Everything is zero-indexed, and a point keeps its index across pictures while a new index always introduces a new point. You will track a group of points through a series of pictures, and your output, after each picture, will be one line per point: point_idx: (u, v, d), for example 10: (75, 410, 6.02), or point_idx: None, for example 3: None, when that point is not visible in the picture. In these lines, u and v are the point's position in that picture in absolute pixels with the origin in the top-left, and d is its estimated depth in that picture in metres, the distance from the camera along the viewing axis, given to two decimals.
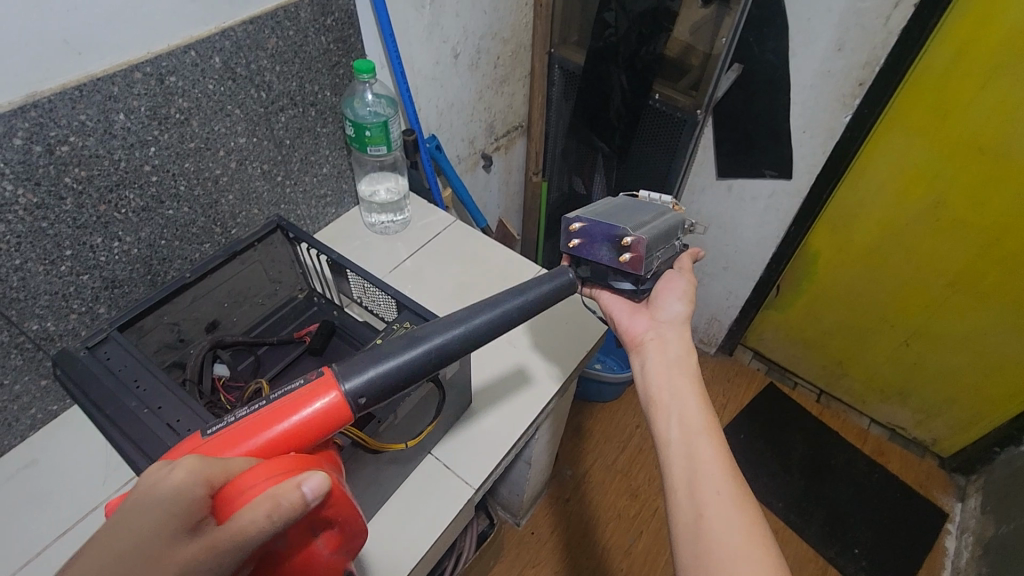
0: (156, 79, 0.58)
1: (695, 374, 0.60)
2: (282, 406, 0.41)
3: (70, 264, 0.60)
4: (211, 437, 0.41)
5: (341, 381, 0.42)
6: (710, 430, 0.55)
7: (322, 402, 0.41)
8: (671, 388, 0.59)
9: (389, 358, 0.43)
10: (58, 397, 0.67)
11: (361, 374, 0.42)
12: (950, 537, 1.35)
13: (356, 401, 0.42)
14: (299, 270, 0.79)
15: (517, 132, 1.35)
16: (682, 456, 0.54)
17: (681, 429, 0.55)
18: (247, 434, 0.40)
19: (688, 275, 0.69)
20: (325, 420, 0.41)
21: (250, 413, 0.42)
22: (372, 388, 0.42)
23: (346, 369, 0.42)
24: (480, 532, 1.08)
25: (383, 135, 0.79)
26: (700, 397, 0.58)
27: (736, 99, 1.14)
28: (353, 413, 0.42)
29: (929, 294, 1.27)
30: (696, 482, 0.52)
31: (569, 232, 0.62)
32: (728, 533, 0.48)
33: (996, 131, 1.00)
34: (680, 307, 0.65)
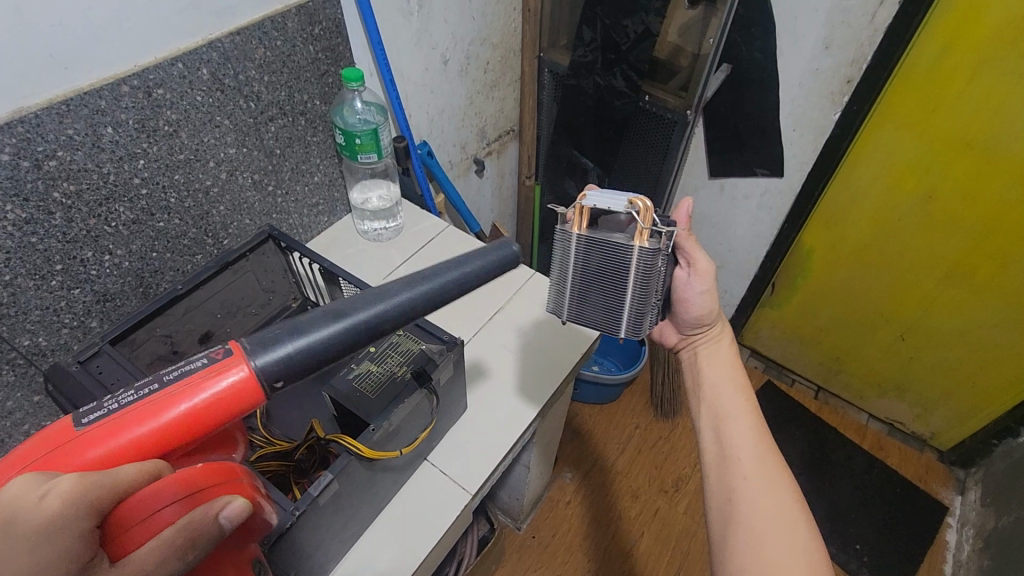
0: (144, 92, 0.58)
1: (739, 368, 0.63)
2: (179, 392, 0.37)
3: (60, 279, 0.60)
4: (89, 429, 0.37)
5: (251, 358, 0.37)
6: (750, 416, 0.57)
7: (225, 384, 0.37)
8: (712, 375, 0.62)
9: (308, 330, 0.37)
10: (52, 412, 0.66)
11: (275, 351, 0.37)
12: (951, 530, 1.35)
13: (269, 382, 0.37)
14: (292, 279, 0.79)
15: (509, 137, 1.36)
16: (715, 439, 0.56)
17: (716, 411, 0.58)
18: (139, 423, 0.37)
19: (708, 271, 0.61)
20: (231, 403, 0.37)
21: (140, 399, 0.37)
22: (287, 370, 0.37)
23: (257, 344, 0.37)
24: (481, 537, 1.07)
25: (373, 142, 0.79)
26: (740, 387, 0.60)
27: (727, 98, 1.14)
28: (261, 395, 0.38)
29: (924, 290, 1.28)
30: (726, 463, 0.54)
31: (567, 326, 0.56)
32: (756, 515, 0.50)
33: (982, 126, 1.01)
34: (703, 298, 0.63)
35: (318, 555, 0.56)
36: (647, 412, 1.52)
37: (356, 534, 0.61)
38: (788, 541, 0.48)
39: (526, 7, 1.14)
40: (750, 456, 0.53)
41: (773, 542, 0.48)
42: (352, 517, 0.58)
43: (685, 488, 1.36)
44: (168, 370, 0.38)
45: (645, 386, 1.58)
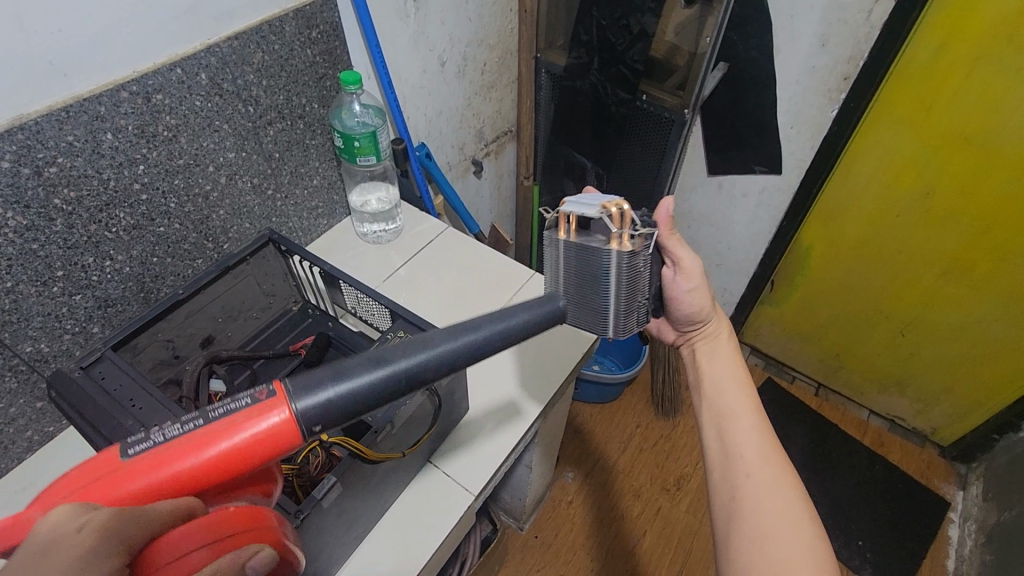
0: (143, 98, 0.59)
1: (742, 366, 0.63)
2: (221, 430, 0.36)
3: (62, 285, 0.60)
4: (134, 460, 0.36)
5: (293, 401, 0.36)
6: (754, 414, 0.57)
7: (267, 424, 0.36)
8: (714, 374, 0.62)
9: (348, 376, 0.36)
10: (54, 418, 0.67)
11: (315, 395, 0.36)
12: (953, 525, 1.35)
13: (309, 426, 0.36)
14: (292, 283, 0.79)
15: (506, 137, 1.36)
16: (718, 437, 0.56)
17: (719, 410, 0.58)
18: (181, 459, 0.36)
19: (695, 268, 0.62)
20: (271, 445, 0.36)
21: (184, 433, 0.37)
22: (326, 414, 0.36)
23: (299, 387, 0.36)
24: (483, 538, 1.08)
25: (372, 145, 0.79)
26: (744, 385, 0.60)
27: (724, 96, 1.14)
28: (305, 438, 0.37)
29: (924, 285, 1.28)
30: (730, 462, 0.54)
31: None
32: (760, 513, 0.50)
33: (979, 121, 1.02)
34: (695, 295, 0.64)
35: (322, 558, 0.56)
36: (647, 411, 1.52)
37: (360, 537, 0.62)
38: (793, 537, 0.48)
39: (522, 8, 1.14)
40: (753, 454, 0.53)
41: (778, 540, 0.48)
42: (355, 520, 0.59)
43: (686, 486, 1.36)
44: (213, 405, 0.38)
45: (646, 385, 1.58)
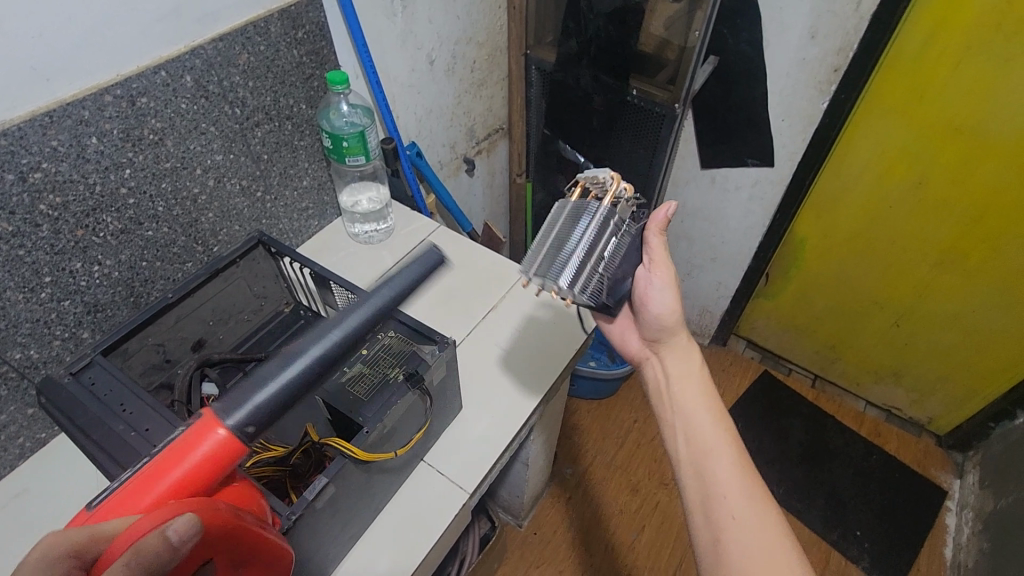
0: (128, 101, 0.58)
1: (710, 390, 0.63)
2: (165, 460, 0.40)
3: (50, 291, 0.60)
4: (95, 511, 0.40)
5: (224, 418, 0.39)
6: (726, 445, 0.57)
7: (208, 444, 0.40)
8: (684, 404, 0.62)
9: (269, 381, 0.40)
10: (46, 424, 0.66)
11: (242, 406, 0.40)
12: (950, 514, 1.36)
13: (244, 431, 0.40)
14: (284, 284, 0.78)
15: (498, 135, 1.36)
16: (695, 472, 0.57)
17: (694, 446, 0.58)
18: (137, 496, 0.39)
19: (665, 266, 0.63)
20: (216, 459, 0.40)
21: (135, 474, 0.41)
22: (258, 416, 0.40)
23: (227, 404, 0.40)
24: (482, 535, 1.08)
25: (361, 145, 0.79)
26: (715, 414, 0.60)
27: (715, 90, 1.14)
28: (242, 444, 0.40)
29: (917, 275, 1.28)
30: (710, 498, 0.55)
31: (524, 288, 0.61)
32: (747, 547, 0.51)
33: (969, 111, 1.02)
34: (667, 305, 0.65)
35: (317, 558, 0.57)
36: (645, 406, 1.52)
37: (355, 536, 0.62)
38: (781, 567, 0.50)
39: (511, 5, 1.14)
40: (732, 488, 0.55)
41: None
42: (349, 520, 0.59)
43: None
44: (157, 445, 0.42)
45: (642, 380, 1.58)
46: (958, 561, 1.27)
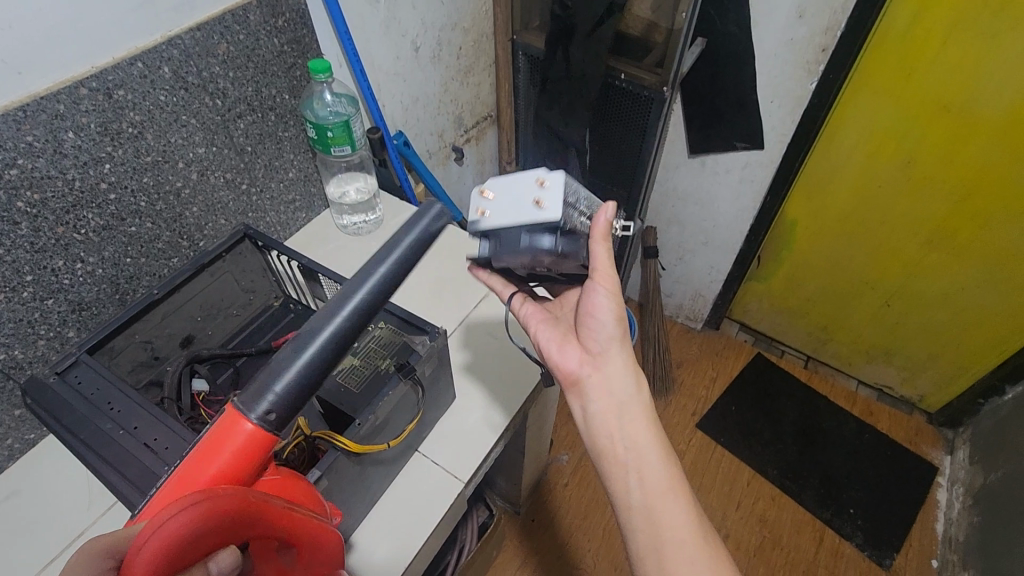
0: (104, 94, 0.57)
1: (654, 420, 0.55)
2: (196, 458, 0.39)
3: (32, 289, 0.59)
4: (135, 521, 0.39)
5: (247, 412, 0.39)
6: (675, 489, 0.51)
7: (239, 438, 0.39)
8: (627, 439, 0.53)
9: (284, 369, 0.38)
10: (35, 425, 0.66)
11: (262, 397, 0.38)
12: (941, 489, 1.38)
13: (264, 416, 0.39)
14: (272, 278, 0.77)
15: (487, 122, 1.35)
16: (645, 521, 0.50)
17: (645, 491, 0.51)
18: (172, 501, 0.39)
19: (611, 274, 0.55)
20: (248, 453, 0.39)
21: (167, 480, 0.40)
22: (281, 402, 0.39)
23: (248, 399, 0.39)
24: (480, 524, 1.08)
25: (346, 135, 0.78)
26: (661, 449, 0.53)
27: (703, 73, 1.13)
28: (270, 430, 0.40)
29: (907, 255, 1.29)
30: (664, 552, 0.49)
31: (478, 200, 0.56)
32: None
33: (958, 88, 1.02)
34: (612, 327, 0.57)
35: None
36: None
37: (352, 527, 0.62)
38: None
39: None
40: (686, 539, 0.49)
41: None
42: (344, 512, 0.58)
43: None
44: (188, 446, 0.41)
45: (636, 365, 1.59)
46: (949, 536, 1.29)
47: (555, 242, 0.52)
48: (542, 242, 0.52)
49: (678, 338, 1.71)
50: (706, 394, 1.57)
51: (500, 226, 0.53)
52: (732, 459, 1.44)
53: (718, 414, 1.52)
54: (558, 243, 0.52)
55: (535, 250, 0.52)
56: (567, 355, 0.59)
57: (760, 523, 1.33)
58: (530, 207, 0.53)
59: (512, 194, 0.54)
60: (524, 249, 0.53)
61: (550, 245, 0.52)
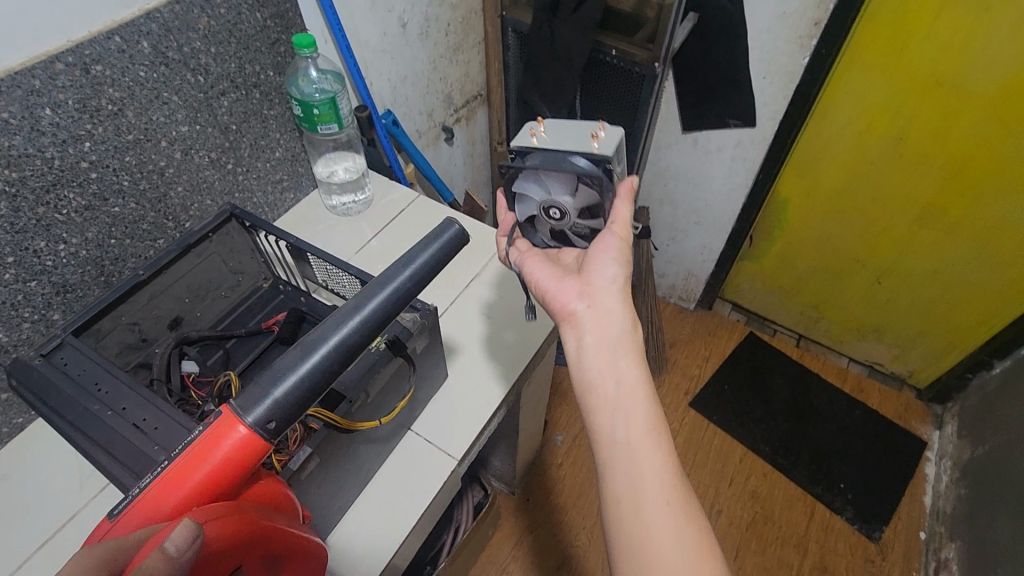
0: (81, 70, 0.55)
1: (643, 363, 0.55)
2: (187, 461, 0.37)
3: (14, 271, 0.58)
4: (121, 517, 0.39)
5: (242, 415, 0.37)
6: (659, 432, 0.51)
7: (230, 443, 0.37)
8: (616, 375, 0.54)
9: (288, 374, 0.37)
10: (22, 409, 0.65)
11: (262, 400, 0.37)
12: (929, 463, 1.40)
13: (263, 426, 0.37)
14: (260, 258, 0.76)
15: (477, 102, 1.33)
16: (626, 460, 0.50)
17: (629, 430, 0.51)
18: (161, 499, 0.38)
19: (626, 227, 0.64)
20: (239, 461, 0.37)
21: (156, 477, 0.39)
22: (280, 411, 0.37)
23: (244, 401, 0.37)
24: (476, 503, 1.09)
25: (333, 112, 0.76)
26: (649, 395, 0.53)
27: (695, 48, 1.11)
28: (266, 439, 0.37)
29: (899, 232, 1.29)
30: (641, 493, 0.48)
31: (535, 126, 0.70)
32: (677, 552, 0.45)
33: (950, 62, 1.01)
34: (615, 267, 0.61)
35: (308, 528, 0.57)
36: None
37: (346, 505, 0.62)
38: (710, 574, 0.45)
39: None
40: (663, 482, 0.48)
41: None
42: (337, 490, 0.58)
43: None
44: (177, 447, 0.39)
45: None
46: (936, 508, 1.32)
47: (597, 171, 0.64)
48: (586, 167, 0.64)
49: (671, 318, 1.72)
50: (699, 373, 1.58)
51: (549, 145, 0.67)
52: (725, 437, 1.45)
53: (710, 393, 1.53)
54: (592, 170, 0.64)
55: (574, 167, 0.64)
56: (566, 288, 0.61)
57: (752, 499, 1.35)
58: (586, 141, 0.67)
59: (570, 131, 0.69)
60: (566, 166, 0.64)
61: (592, 169, 0.64)
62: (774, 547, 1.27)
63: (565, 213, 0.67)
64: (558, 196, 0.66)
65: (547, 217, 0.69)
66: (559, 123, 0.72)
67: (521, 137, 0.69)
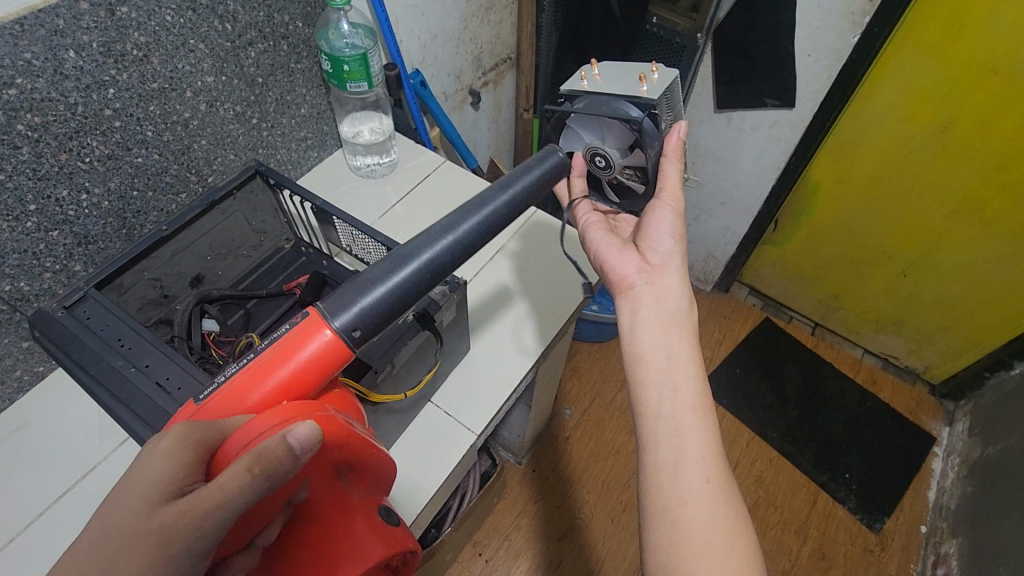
0: (106, 10, 0.52)
1: (695, 342, 0.54)
2: (273, 358, 0.40)
3: (36, 220, 0.56)
4: (205, 403, 0.40)
5: (331, 320, 0.40)
6: (705, 410, 0.50)
7: (316, 344, 0.40)
8: (668, 351, 0.53)
9: (377, 284, 0.40)
10: (43, 358, 0.65)
11: (349, 308, 0.40)
12: (936, 458, 1.40)
13: (350, 334, 0.40)
14: (283, 219, 0.74)
15: (505, 66, 1.28)
16: (670, 433, 0.49)
17: (676, 406, 0.50)
18: (246, 391, 0.40)
19: (676, 198, 0.62)
20: (323, 361, 0.41)
21: (241, 369, 0.41)
22: (365, 319, 0.40)
23: (333, 306, 0.40)
24: (483, 472, 1.10)
25: (363, 70, 0.73)
26: (699, 369, 0.52)
27: (739, 20, 1.05)
28: (350, 347, 0.41)
29: (931, 224, 1.25)
30: (682, 469, 0.48)
31: (590, 67, 0.69)
32: (712, 532, 0.45)
33: (1010, 49, 0.95)
34: (672, 243, 0.59)
35: None
36: None
37: None
38: (743, 554, 0.45)
39: None
40: (704, 461, 0.48)
41: (712, 561, 0.44)
42: None
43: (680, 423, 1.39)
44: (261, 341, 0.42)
45: None
46: (940, 503, 1.32)
47: (642, 117, 0.61)
48: (630, 112, 0.61)
49: None
50: (711, 355, 1.57)
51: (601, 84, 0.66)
52: (733, 421, 1.45)
53: (721, 375, 1.53)
54: (643, 116, 0.61)
55: (618, 110, 0.61)
56: (625, 260, 0.59)
57: (756, 484, 1.35)
58: (633, 84, 0.65)
59: (621, 75, 0.68)
60: (610, 111, 0.61)
61: (636, 115, 0.61)
62: (774, 531, 1.28)
63: (609, 163, 0.64)
64: (602, 143, 0.64)
65: (593, 166, 0.66)
66: (612, 68, 0.70)
67: (575, 78, 0.68)
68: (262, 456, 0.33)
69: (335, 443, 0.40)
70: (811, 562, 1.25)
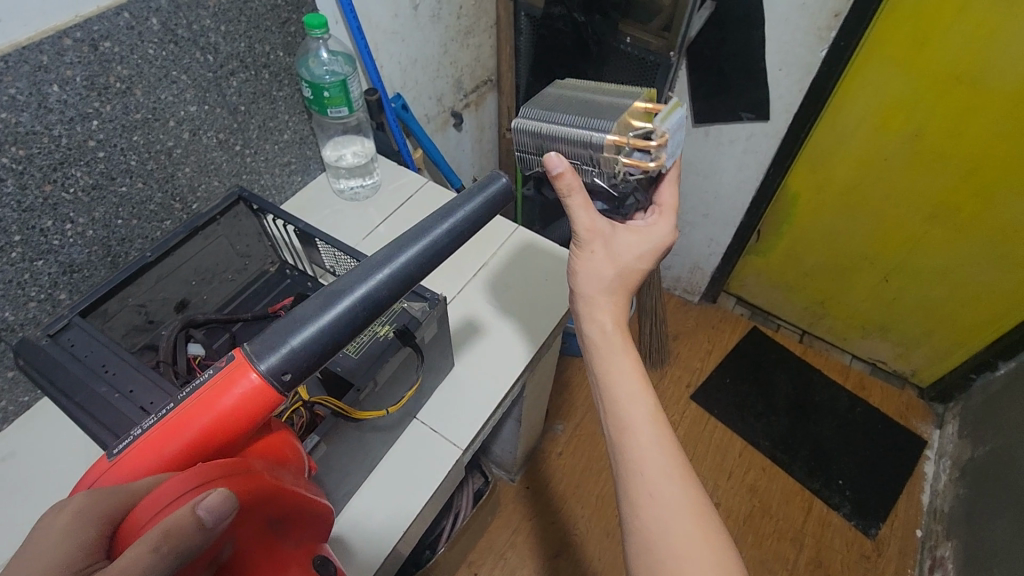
0: (89, 45, 0.54)
1: (622, 360, 0.55)
2: (190, 409, 0.39)
3: (21, 250, 0.57)
4: (120, 457, 0.40)
5: (256, 362, 0.38)
6: (642, 426, 0.51)
7: (238, 391, 0.38)
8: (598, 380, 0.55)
9: (305, 324, 0.38)
10: (28, 388, 0.65)
11: (276, 350, 0.38)
12: (929, 462, 1.41)
13: (279, 376, 0.38)
14: (268, 243, 0.76)
15: (486, 87, 1.31)
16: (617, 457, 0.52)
17: (613, 432, 0.52)
18: (163, 444, 0.39)
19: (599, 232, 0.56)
20: (247, 411, 0.39)
21: (159, 420, 0.40)
22: (296, 361, 0.38)
23: (260, 349, 0.38)
24: (476, 491, 1.09)
25: (343, 95, 0.75)
26: (628, 386, 0.53)
27: (711, 36, 1.09)
28: (279, 392, 0.39)
29: (910, 231, 1.28)
30: (631, 490, 0.49)
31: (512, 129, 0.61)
32: (667, 543, 0.46)
33: (972, 57, 0.99)
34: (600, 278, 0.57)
35: None
36: None
37: (351, 491, 0.62)
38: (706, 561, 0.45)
39: None
40: (648, 477, 0.49)
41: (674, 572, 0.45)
42: (344, 478, 0.59)
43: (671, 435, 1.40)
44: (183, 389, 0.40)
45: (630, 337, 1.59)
46: (934, 507, 1.32)
47: None
48: None
49: (674, 310, 1.71)
50: (701, 366, 1.58)
51: None
52: (725, 430, 1.45)
53: (711, 386, 1.54)
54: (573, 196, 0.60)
55: None
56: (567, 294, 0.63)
57: (751, 493, 1.35)
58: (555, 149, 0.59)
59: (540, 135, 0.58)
60: None
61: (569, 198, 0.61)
62: (771, 541, 1.28)
63: None
64: None
65: None
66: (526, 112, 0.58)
67: None
68: (168, 533, 0.31)
69: (263, 498, 0.39)
70: (809, 570, 1.24)
